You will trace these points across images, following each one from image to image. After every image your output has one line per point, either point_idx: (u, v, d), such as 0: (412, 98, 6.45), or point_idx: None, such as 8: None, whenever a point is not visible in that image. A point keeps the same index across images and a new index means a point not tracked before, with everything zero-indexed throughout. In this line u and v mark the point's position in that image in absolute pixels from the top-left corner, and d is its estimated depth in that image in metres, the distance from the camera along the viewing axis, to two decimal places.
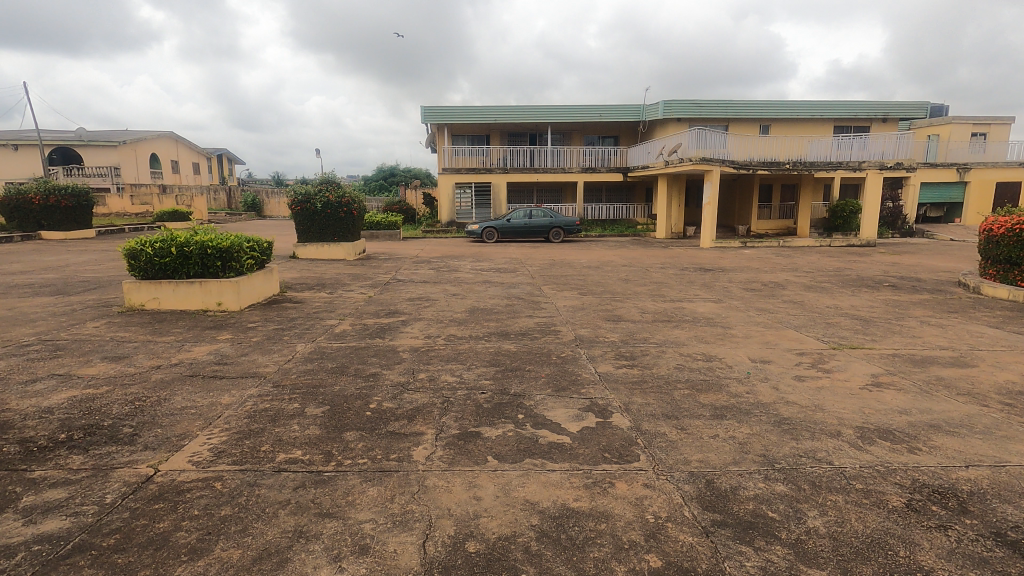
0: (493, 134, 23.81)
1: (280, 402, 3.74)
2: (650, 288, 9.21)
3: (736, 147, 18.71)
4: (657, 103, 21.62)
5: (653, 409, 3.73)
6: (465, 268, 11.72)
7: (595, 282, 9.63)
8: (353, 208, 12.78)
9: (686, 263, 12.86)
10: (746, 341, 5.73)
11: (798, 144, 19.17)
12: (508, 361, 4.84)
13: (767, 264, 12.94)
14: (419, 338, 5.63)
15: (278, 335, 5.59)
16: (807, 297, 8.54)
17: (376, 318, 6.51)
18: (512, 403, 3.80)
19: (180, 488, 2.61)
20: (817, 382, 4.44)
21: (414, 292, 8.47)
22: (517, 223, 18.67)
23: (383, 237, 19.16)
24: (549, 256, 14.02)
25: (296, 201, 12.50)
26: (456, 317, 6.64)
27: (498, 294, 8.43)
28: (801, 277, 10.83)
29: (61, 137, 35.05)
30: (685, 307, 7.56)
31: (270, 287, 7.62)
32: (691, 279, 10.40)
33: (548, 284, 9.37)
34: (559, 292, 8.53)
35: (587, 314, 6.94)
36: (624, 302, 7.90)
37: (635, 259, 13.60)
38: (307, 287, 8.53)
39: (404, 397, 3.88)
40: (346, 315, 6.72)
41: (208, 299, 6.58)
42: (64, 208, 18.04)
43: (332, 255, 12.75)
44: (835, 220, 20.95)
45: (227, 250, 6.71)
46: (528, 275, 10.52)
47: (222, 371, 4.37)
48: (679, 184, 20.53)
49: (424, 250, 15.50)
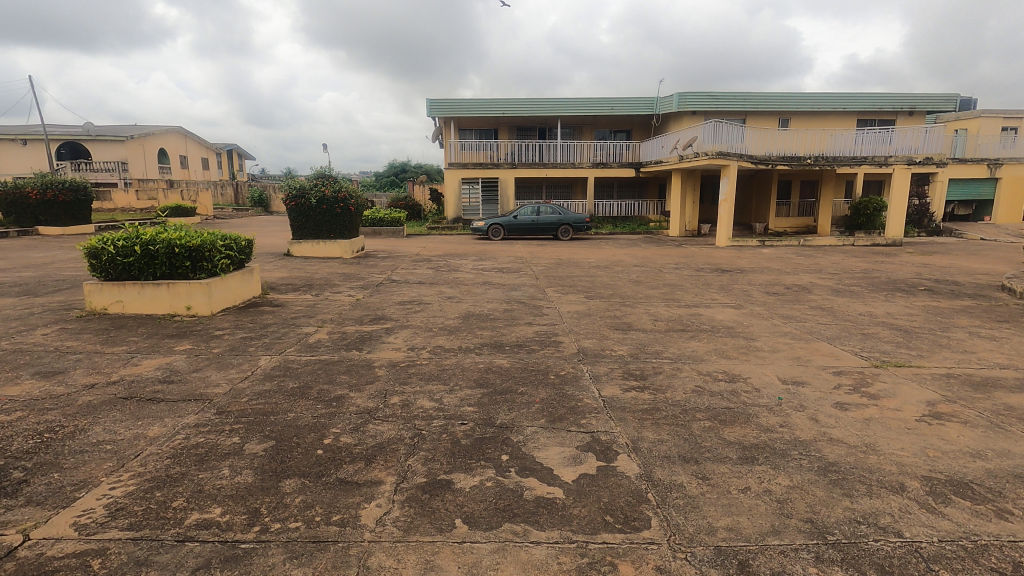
0: (501, 128, 23.12)
1: (218, 435, 3.12)
2: (663, 291, 8.50)
3: (755, 141, 17.84)
4: (671, 95, 20.76)
5: (667, 449, 3.05)
6: (466, 267, 11.08)
7: (604, 284, 8.94)
8: (349, 204, 12.17)
9: (701, 264, 12.10)
10: (774, 357, 5.01)
11: (821, 137, 18.24)
12: (499, 381, 4.17)
13: (789, 265, 12.17)
14: (401, 350, 4.99)
15: (243, 347, 4.97)
16: (836, 303, 7.78)
17: (358, 325, 5.89)
18: (496, 440, 3.15)
19: (42, 569, 1.99)
20: (864, 412, 3.71)
21: (407, 294, 7.86)
22: (524, 220, 17.97)
23: (386, 234, 18.58)
24: (556, 255, 13.37)
25: (290, 196, 11.88)
26: (447, 325, 6.01)
27: (498, 296, 7.79)
28: (826, 279, 10.06)
29: (71, 132, 34.98)
30: (702, 314, 6.84)
31: (250, 289, 7.05)
32: (707, 281, 9.67)
33: (552, 286, 8.69)
34: (564, 296, 7.86)
35: (593, 323, 6.27)
36: (635, 308, 7.21)
37: (647, 259, 12.87)
38: (293, 289, 7.93)
39: (367, 430, 3.23)
40: (326, 321, 6.10)
41: (176, 302, 6.01)
42: (62, 203, 17.68)
43: (328, 253, 12.18)
44: (858, 218, 20.01)
45: (197, 248, 6.13)
46: (532, 275, 9.86)
47: (162, 392, 3.76)
48: (693, 180, 19.71)
49: (427, 248, 14.90)
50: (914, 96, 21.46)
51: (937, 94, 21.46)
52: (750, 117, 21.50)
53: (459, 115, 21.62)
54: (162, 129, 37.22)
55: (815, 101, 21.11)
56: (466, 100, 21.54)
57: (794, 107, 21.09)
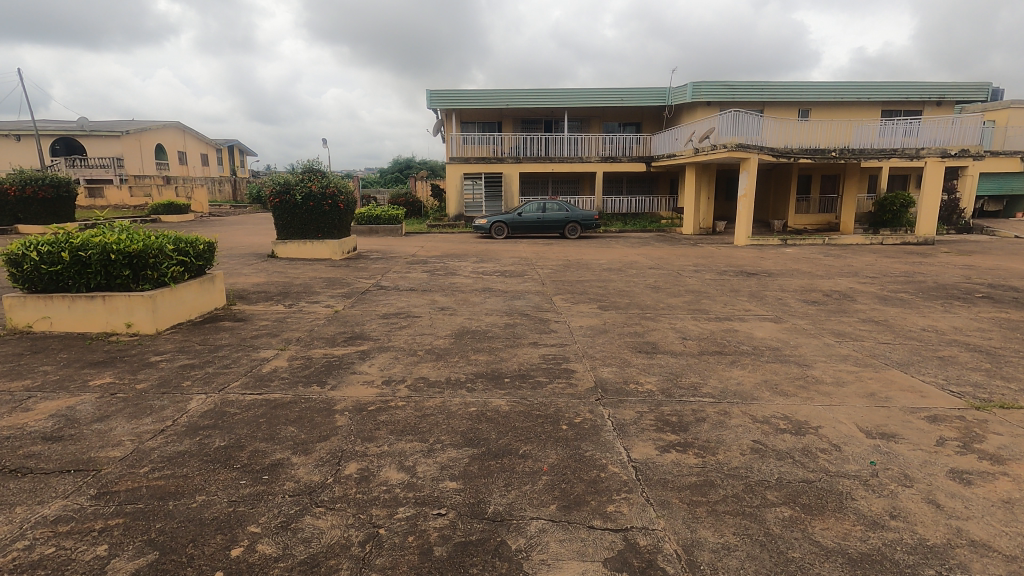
0: (505, 121, 22.07)
1: (78, 542, 2.13)
2: (687, 300, 7.48)
3: (775, 132, 16.72)
4: (684, 84, 19.65)
5: (740, 570, 2.04)
6: (465, 271, 10.09)
7: (617, 291, 7.94)
8: (338, 201, 11.18)
9: (723, 265, 11.06)
10: (844, 394, 3.98)
11: (845, 129, 17.15)
12: (496, 434, 3.17)
13: (818, 266, 11.12)
14: (374, 384, 3.99)
15: (176, 381, 3.98)
16: (889, 315, 6.74)
17: (330, 347, 4.91)
18: (484, 550, 2.14)
19: None
20: (998, 490, 2.67)
21: (394, 304, 6.89)
22: (529, 218, 16.93)
23: (384, 232, 17.61)
24: (564, 256, 12.35)
25: (274, 191, 10.92)
26: (436, 346, 5.01)
27: (498, 307, 6.81)
28: (867, 284, 9.00)
29: (64, 128, 34.11)
30: (737, 331, 5.81)
31: (210, 301, 6.10)
32: (735, 286, 8.63)
33: (561, 294, 7.69)
34: (575, 307, 6.84)
35: (610, 343, 5.26)
36: (657, 322, 6.19)
37: (663, 260, 11.86)
38: (264, 299, 6.94)
39: (298, 530, 2.24)
40: (291, 341, 5.11)
41: (114, 319, 5.06)
42: (42, 200, 16.85)
43: (315, 254, 11.21)
44: (883, 215, 18.90)
45: (139, 254, 5.16)
46: (538, 280, 8.86)
47: (38, 457, 2.78)
48: (708, 174, 18.64)
49: (425, 248, 13.93)
50: (943, 85, 20.26)
51: (968, 83, 20.22)
52: (767, 107, 20.37)
53: (461, 106, 20.57)
54: (159, 124, 36.38)
55: (837, 91, 19.97)
56: (469, 91, 20.48)
57: (816, 97, 19.94)
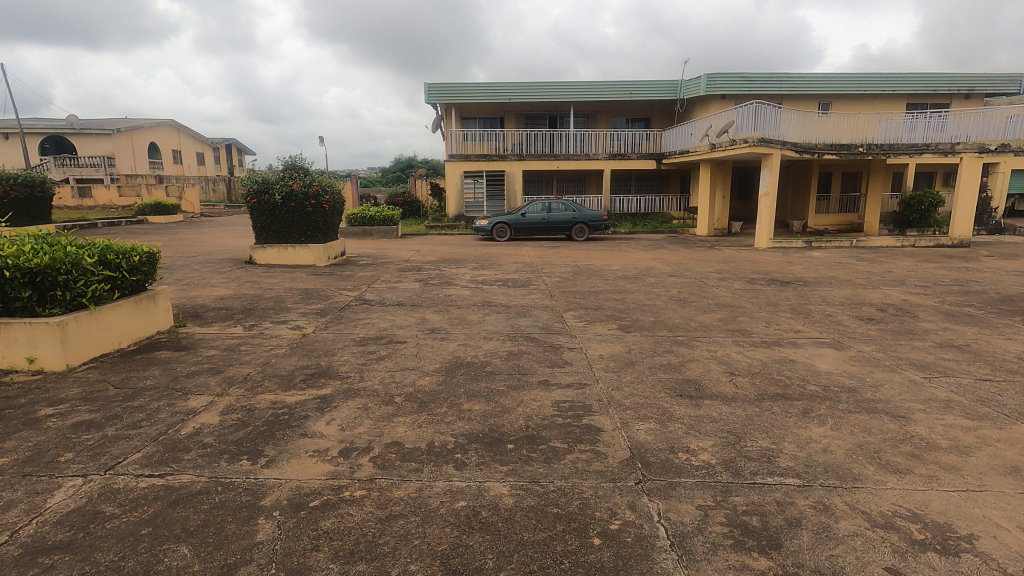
0: (507, 116, 20.94)
1: None
2: (722, 317, 6.38)
3: (797, 127, 15.60)
4: (698, 76, 18.52)
5: None
6: (462, 279, 9.01)
7: (637, 306, 6.86)
8: (322, 201, 10.10)
9: (750, 272, 9.97)
10: (982, 473, 2.84)
11: (872, 122, 16.01)
12: (494, 565, 2.06)
13: (855, 273, 10.01)
14: (327, 456, 2.88)
15: (53, 452, 2.87)
16: (969, 337, 5.62)
17: (282, 391, 3.81)
18: None
19: None
20: None
21: (376, 324, 5.80)
22: (534, 219, 15.82)
23: (378, 234, 16.54)
24: (572, 261, 11.24)
25: (251, 191, 9.83)
26: (418, 389, 3.90)
27: (499, 327, 5.72)
28: (922, 296, 7.88)
29: (54, 126, 33.10)
30: (795, 362, 4.69)
31: (150, 323, 5.04)
32: (772, 299, 7.52)
33: (573, 310, 6.58)
34: (590, 328, 5.74)
35: (640, 381, 4.15)
36: (693, 348, 5.09)
37: (681, 266, 10.76)
38: (224, 319, 5.85)
39: None
40: (237, 381, 4.01)
41: (13, 352, 4.00)
42: (14, 200, 15.83)
43: (298, 260, 10.13)
44: (910, 215, 17.78)
45: (45, 271, 4.10)
46: (545, 291, 7.77)
47: None
48: (724, 171, 17.53)
49: (421, 252, 12.85)
50: (973, 76, 19.07)
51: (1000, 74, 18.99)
52: (786, 100, 19.20)
53: (461, 100, 19.48)
54: (152, 123, 35.37)
55: (860, 83, 18.80)
56: (469, 85, 19.38)
57: (837, 89, 18.77)
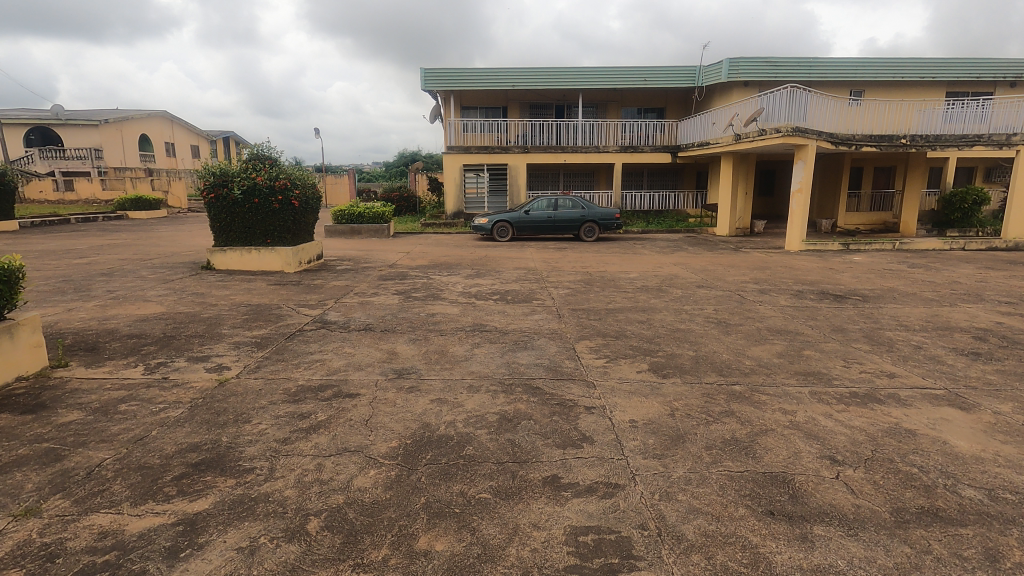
0: (510, 105, 19.42)
1: None
2: (782, 351, 4.91)
3: (833, 116, 14.06)
4: (719, 60, 16.94)
5: None
6: (453, 290, 7.55)
7: (669, 333, 5.39)
8: (291, 196, 8.63)
9: (792, 283, 8.48)
10: None
11: (914, 110, 14.48)
12: None
13: (915, 284, 8.52)
14: None
15: None
16: None
17: (127, 508, 2.35)
18: None
19: None
20: None
21: (326, 363, 4.34)
22: (538, 216, 14.35)
23: (367, 233, 15.13)
24: (582, 267, 9.76)
25: (208, 184, 8.40)
26: (353, 502, 2.43)
27: (489, 368, 4.25)
28: (1016, 316, 6.41)
29: (39, 116, 31.63)
30: (920, 439, 3.20)
31: (3, 368, 3.64)
32: (835, 321, 6.05)
33: (588, 339, 5.11)
34: (612, 370, 4.27)
35: (701, 481, 2.67)
36: (762, 409, 3.61)
37: (709, 273, 9.27)
38: (127, 355, 4.40)
39: None
40: (66, 482, 2.53)
41: None
42: None
43: (263, 265, 8.70)
44: (951, 213, 16.24)
45: None
46: (551, 309, 6.32)
47: None
48: (748, 165, 15.98)
49: (410, 254, 11.37)
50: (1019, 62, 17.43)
51: None
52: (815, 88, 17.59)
53: (460, 87, 17.96)
54: (143, 113, 33.89)
55: (896, 70, 17.20)
56: (470, 70, 17.85)
57: (871, 76, 17.16)
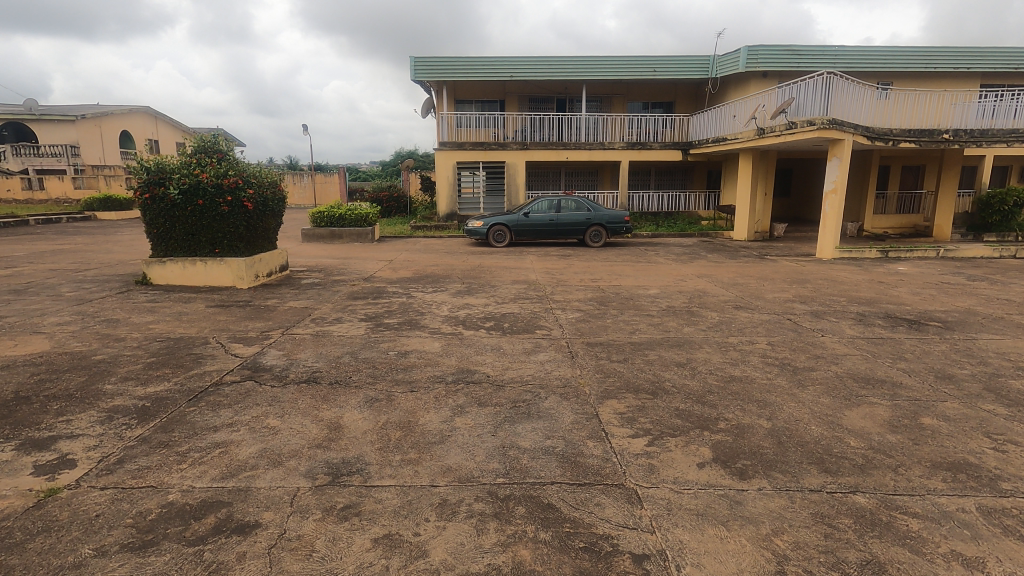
0: (508, 98, 17.96)
1: None
2: (895, 419, 3.46)
3: (868, 108, 12.62)
4: (736, 49, 15.50)
5: None
6: (435, 314, 6.08)
7: (724, 386, 3.93)
8: (243, 197, 7.16)
9: (847, 302, 7.05)
10: None
11: (952, 103, 13.14)
12: None
13: (993, 304, 7.11)
14: None
15: None
16: None
17: None
18: None
19: None
20: None
21: (230, 450, 2.87)
22: (538, 220, 12.92)
23: (349, 237, 13.64)
24: (592, 281, 8.30)
25: (141, 182, 6.92)
26: None
27: (475, 460, 2.80)
28: None
29: (13, 112, 29.94)
30: None
31: None
32: (934, 364, 4.60)
33: (615, 400, 3.64)
34: (663, 464, 2.81)
35: None
36: (926, 556, 2.16)
37: (742, 289, 7.86)
38: None
39: None
40: None
41: None
42: None
43: (211, 280, 7.26)
44: (988, 216, 14.85)
45: None
46: (560, 344, 4.88)
47: None
48: (768, 163, 14.58)
49: (393, 263, 9.90)
50: None
51: None
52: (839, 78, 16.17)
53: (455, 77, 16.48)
54: (125, 109, 32.32)
55: (928, 60, 15.83)
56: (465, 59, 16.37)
57: (902, 65, 15.78)
